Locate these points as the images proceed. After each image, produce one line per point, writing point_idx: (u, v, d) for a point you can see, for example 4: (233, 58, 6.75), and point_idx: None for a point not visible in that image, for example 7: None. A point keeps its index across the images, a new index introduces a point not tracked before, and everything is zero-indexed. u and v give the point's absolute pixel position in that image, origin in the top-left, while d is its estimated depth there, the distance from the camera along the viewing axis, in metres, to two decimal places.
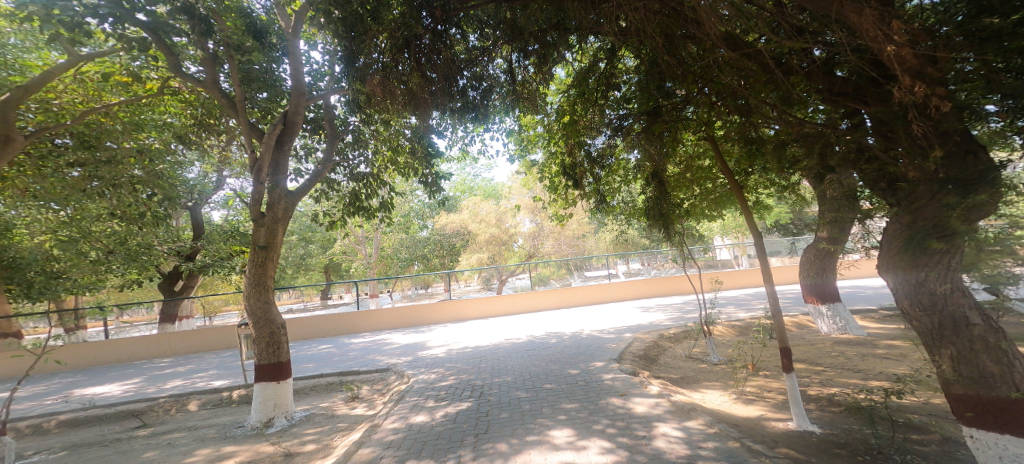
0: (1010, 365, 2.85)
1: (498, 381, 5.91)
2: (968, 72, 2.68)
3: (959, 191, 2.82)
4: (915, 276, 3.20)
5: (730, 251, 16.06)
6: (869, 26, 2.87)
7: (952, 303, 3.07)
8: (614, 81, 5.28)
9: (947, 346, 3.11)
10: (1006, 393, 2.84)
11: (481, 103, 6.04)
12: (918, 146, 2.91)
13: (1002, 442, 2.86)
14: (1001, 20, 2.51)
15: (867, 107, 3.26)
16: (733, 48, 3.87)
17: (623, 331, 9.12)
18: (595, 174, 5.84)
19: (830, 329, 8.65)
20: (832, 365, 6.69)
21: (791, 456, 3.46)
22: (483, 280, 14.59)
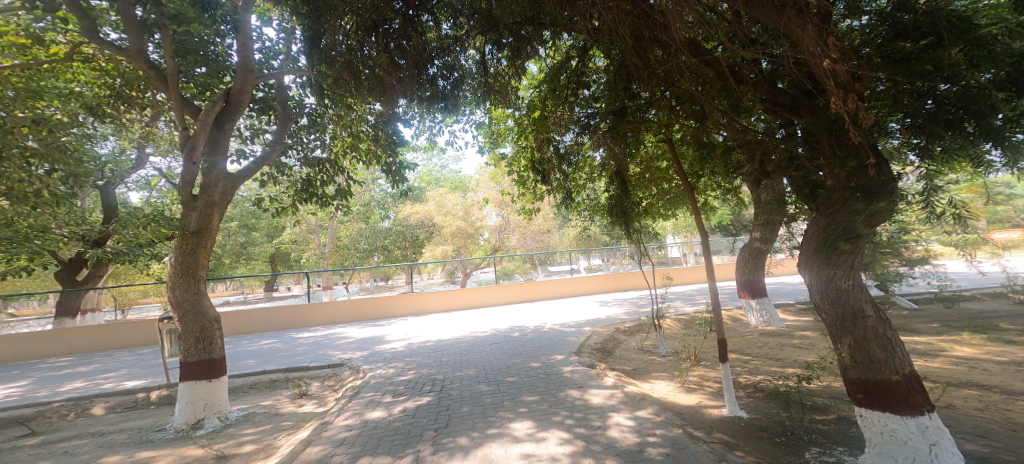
0: (893, 351, 3.23)
1: (459, 374, 5.89)
2: (881, 92, 3.09)
3: (866, 198, 3.24)
4: (826, 272, 3.52)
5: (679, 249, 17.11)
6: (809, 41, 3.15)
7: (853, 297, 3.41)
8: (583, 80, 5.35)
9: (846, 336, 3.42)
10: (889, 376, 3.20)
11: (448, 92, 5.94)
12: (839, 157, 3.28)
13: (883, 420, 3.23)
14: (912, 44, 2.94)
15: (799, 119, 3.55)
16: (694, 53, 4.05)
17: (583, 325, 9.43)
18: (562, 171, 5.93)
19: (757, 322, 9.38)
20: (758, 354, 7.31)
21: (725, 440, 3.74)
22: (447, 272, 14.45)
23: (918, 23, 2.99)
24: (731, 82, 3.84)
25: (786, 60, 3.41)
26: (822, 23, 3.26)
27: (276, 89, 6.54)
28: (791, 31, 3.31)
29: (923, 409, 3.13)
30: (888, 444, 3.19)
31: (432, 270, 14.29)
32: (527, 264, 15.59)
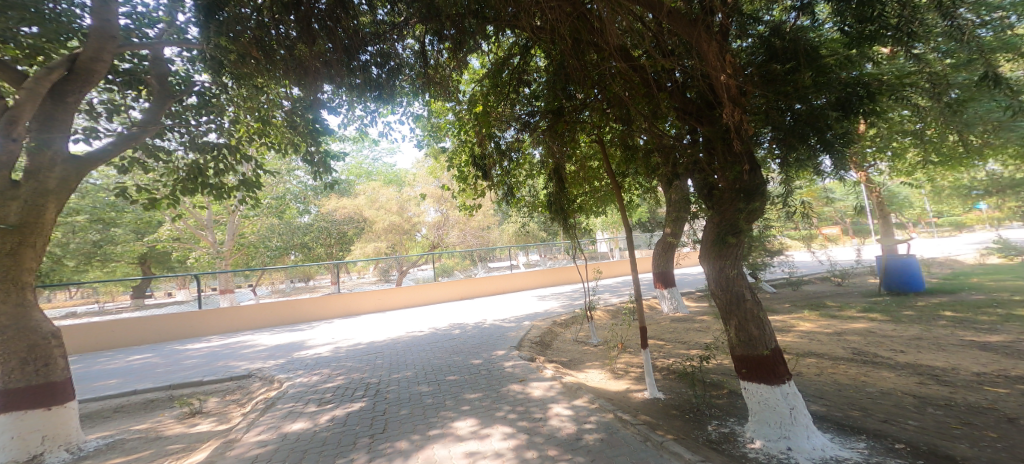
0: (765, 329, 3.71)
1: (397, 377, 5.63)
2: (758, 107, 3.85)
3: (746, 198, 3.66)
4: (718, 262, 3.91)
5: (607, 244, 18.28)
6: (712, 57, 3.53)
7: (737, 284, 3.81)
8: (525, 78, 5.43)
9: (732, 318, 3.82)
10: (761, 351, 3.68)
11: (383, 81, 5.67)
12: (730, 162, 3.72)
13: (758, 390, 3.67)
14: (780, 68, 3.86)
15: (702, 126, 3.95)
16: (624, 59, 4.31)
17: (523, 319, 9.54)
18: (503, 167, 5.90)
19: (669, 309, 10.30)
20: (669, 339, 8.06)
21: (649, 421, 4.06)
22: (381, 272, 13.69)
23: (786, 49, 3.91)
24: (652, 89, 4.22)
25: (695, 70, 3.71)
26: (721, 42, 3.74)
27: (152, 61, 5.69)
28: (699, 46, 3.67)
29: (786, 379, 3.63)
30: (765, 412, 3.62)
31: (365, 269, 13.38)
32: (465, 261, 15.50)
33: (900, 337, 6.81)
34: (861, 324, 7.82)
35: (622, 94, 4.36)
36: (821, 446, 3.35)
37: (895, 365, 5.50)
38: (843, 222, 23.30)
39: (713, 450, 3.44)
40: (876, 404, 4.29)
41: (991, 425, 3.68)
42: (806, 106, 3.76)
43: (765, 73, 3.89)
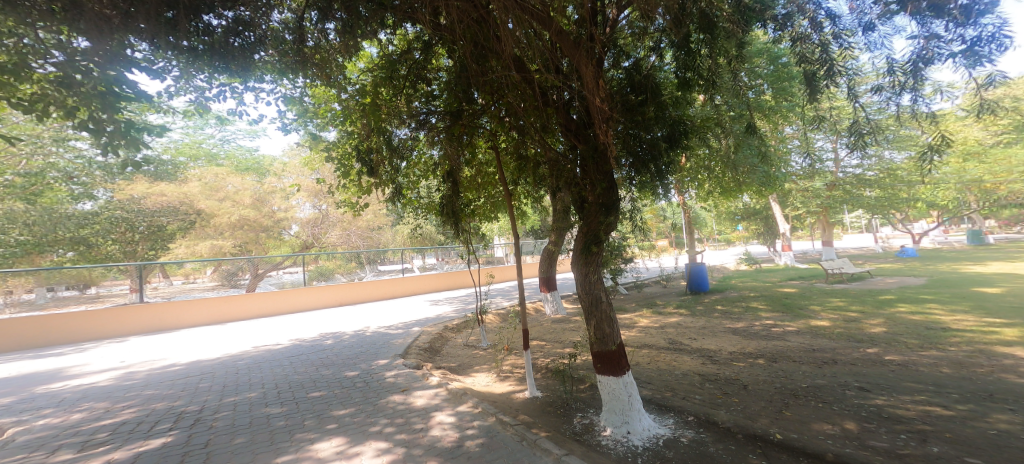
0: (614, 327, 4.14)
1: (234, 400, 4.83)
2: (619, 131, 4.36)
3: (605, 211, 4.13)
4: (584, 269, 4.22)
5: (503, 250, 18.88)
6: (589, 82, 3.90)
7: (597, 287, 4.16)
8: (425, 75, 5.24)
9: (592, 318, 4.14)
10: (609, 346, 4.09)
11: (249, 55, 5.19)
12: (598, 179, 4.11)
13: (608, 384, 4.03)
14: (634, 99, 4.50)
15: (579, 145, 4.27)
16: (521, 70, 4.46)
17: (410, 325, 9.19)
18: (394, 165, 5.61)
19: (551, 312, 10.96)
20: (549, 339, 8.56)
21: (528, 420, 4.22)
22: (222, 275, 11.74)
23: (644, 85, 4.56)
24: (541, 104, 4.41)
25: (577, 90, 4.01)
26: (597, 66, 4.13)
27: None
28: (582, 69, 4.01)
29: (627, 370, 4.09)
30: (613, 401, 4.01)
31: (197, 272, 11.17)
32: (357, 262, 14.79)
33: (694, 327, 8.32)
34: (674, 318, 9.32)
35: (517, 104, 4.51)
36: (649, 426, 3.92)
37: (691, 350, 6.62)
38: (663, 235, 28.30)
39: (577, 442, 3.72)
40: (680, 383, 5.10)
41: (736, 391, 4.76)
42: (649, 136, 4.49)
43: (624, 102, 4.44)
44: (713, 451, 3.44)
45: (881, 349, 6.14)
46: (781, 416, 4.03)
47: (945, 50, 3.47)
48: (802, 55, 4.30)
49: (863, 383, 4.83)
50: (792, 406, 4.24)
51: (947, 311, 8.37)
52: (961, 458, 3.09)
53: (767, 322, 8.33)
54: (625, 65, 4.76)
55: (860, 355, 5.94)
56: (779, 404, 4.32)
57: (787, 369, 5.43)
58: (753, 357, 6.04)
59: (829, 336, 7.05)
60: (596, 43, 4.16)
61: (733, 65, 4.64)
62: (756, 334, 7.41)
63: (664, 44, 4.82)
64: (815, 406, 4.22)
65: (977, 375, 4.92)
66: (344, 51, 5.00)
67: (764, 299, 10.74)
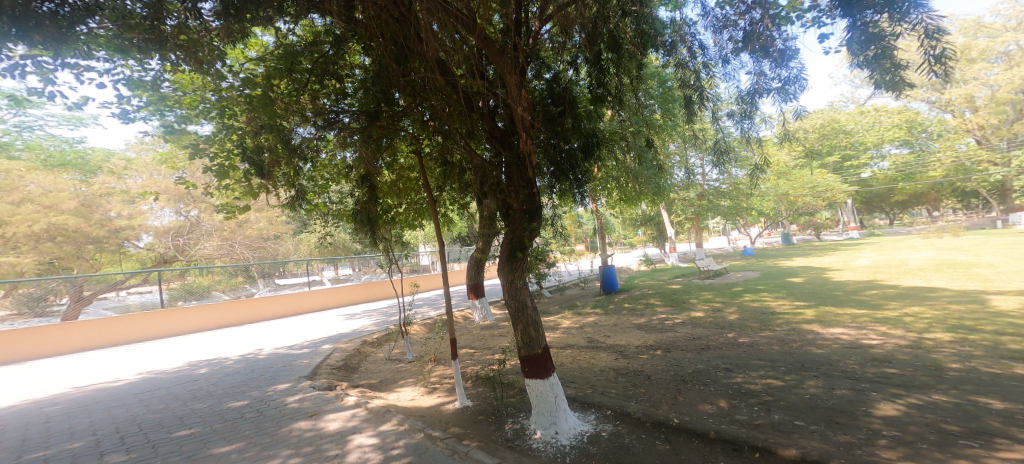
0: (540, 330, 4.17)
1: (61, 451, 3.88)
2: (540, 141, 4.54)
3: (528, 217, 4.17)
4: (509, 275, 4.21)
5: (429, 257, 18.60)
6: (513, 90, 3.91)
7: (522, 293, 4.18)
8: (335, 71, 4.86)
9: (519, 322, 4.13)
10: (535, 350, 4.11)
11: (64, 27, 4.00)
12: (522, 186, 4.12)
13: (536, 387, 4.04)
14: (555, 110, 4.65)
15: (503, 152, 4.27)
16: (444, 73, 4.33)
17: (318, 343, 8.48)
18: (296, 166, 5.15)
19: (479, 318, 10.87)
20: (477, 346, 8.46)
21: (459, 432, 4.07)
22: (18, 300, 9.26)
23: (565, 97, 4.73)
24: (466, 108, 4.32)
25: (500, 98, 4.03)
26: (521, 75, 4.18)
27: None
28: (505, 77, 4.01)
29: (552, 372, 4.13)
30: (540, 403, 4.02)
31: None
32: (246, 276, 13.07)
33: (607, 325, 8.78)
34: (591, 317, 9.78)
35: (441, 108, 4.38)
36: (574, 424, 3.99)
37: (605, 347, 6.94)
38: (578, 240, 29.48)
39: (509, 449, 3.66)
40: (597, 380, 5.29)
41: (643, 381, 5.07)
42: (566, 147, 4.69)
43: (545, 112, 4.56)
44: (629, 442, 3.62)
45: (736, 333, 7.04)
46: (675, 401, 4.37)
47: (767, 87, 4.37)
48: (682, 80, 4.84)
49: (755, 363, 5.45)
50: (684, 391, 4.64)
51: (782, 296, 9.97)
52: (796, 424, 3.67)
53: (661, 315, 9.11)
54: (546, 78, 4.91)
55: (722, 339, 6.77)
56: (675, 390, 4.71)
57: (678, 357, 5.93)
58: (655, 349, 6.53)
59: (703, 325, 7.88)
60: (519, 53, 4.21)
61: (632, 86, 4.96)
62: (653, 327, 8.06)
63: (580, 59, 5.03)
64: (702, 389, 4.66)
65: (794, 349, 5.94)
66: (228, 36, 4.30)
67: (662, 294, 11.83)
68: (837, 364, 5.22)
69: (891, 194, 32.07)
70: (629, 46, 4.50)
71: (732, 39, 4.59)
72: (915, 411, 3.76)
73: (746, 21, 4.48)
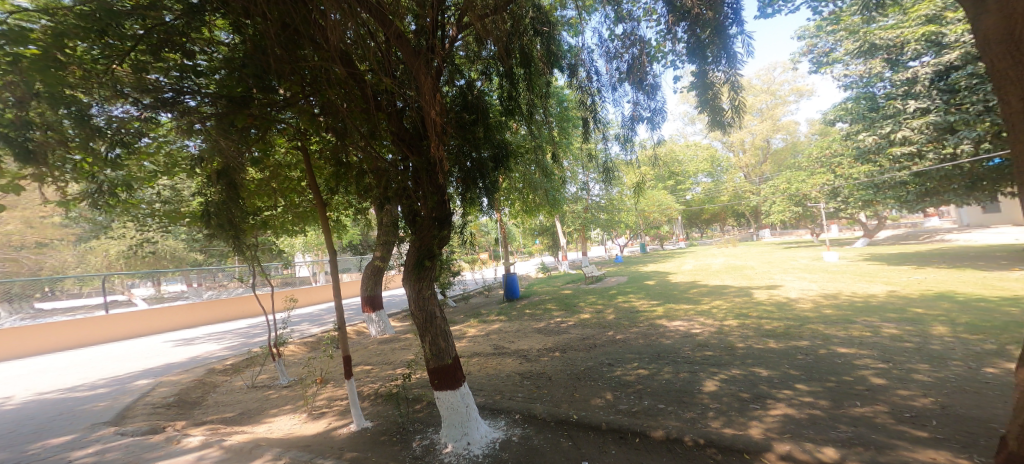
0: (451, 341, 3.77)
1: None
2: (451, 148, 4.21)
3: (438, 225, 3.78)
4: (416, 285, 3.73)
5: (310, 269, 16.60)
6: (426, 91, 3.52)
7: (431, 303, 3.75)
8: (185, 45, 3.63)
9: (426, 334, 3.68)
10: (446, 361, 3.69)
11: None
12: (431, 192, 3.75)
13: (447, 400, 3.62)
14: (467, 118, 4.28)
15: (411, 156, 3.80)
16: (344, 63, 3.64)
17: (130, 379, 6.73)
18: (109, 156, 3.87)
19: (376, 332, 9.92)
20: (376, 362, 7.61)
21: (355, 459, 3.45)
22: None
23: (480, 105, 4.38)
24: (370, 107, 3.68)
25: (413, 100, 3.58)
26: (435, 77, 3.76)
27: None
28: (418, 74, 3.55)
29: (464, 381, 3.76)
30: (452, 416, 3.61)
31: None
32: None
33: (510, 331, 8.65)
34: (496, 325, 9.53)
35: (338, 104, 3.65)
36: (486, 432, 3.68)
37: (510, 353, 6.74)
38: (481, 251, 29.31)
39: None
40: (502, 386, 5.02)
41: (546, 383, 4.93)
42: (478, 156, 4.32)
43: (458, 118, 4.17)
44: (540, 444, 3.43)
45: (615, 331, 7.40)
46: (573, 398, 4.30)
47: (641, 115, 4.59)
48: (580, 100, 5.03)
49: (653, 354, 5.68)
50: (579, 387, 4.61)
51: (646, 296, 10.92)
52: (660, 407, 3.90)
53: (556, 319, 9.25)
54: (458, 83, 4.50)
55: (606, 336, 7.04)
56: (571, 388, 4.64)
57: (573, 357, 5.97)
58: (552, 351, 6.50)
59: (592, 325, 8.14)
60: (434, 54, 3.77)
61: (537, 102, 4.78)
62: (549, 330, 8.14)
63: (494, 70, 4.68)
64: (594, 384, 4.68)
65: (651, 342, 6.37)
66: None
67: (556, 299, 12.16)
68: (678, 351, 5.74)
69: (700, 217, 35.57)
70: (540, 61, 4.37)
71: (619, 69, 4.67)
72: (732, 385, 4.29)
73: (630, 55, 4.60)
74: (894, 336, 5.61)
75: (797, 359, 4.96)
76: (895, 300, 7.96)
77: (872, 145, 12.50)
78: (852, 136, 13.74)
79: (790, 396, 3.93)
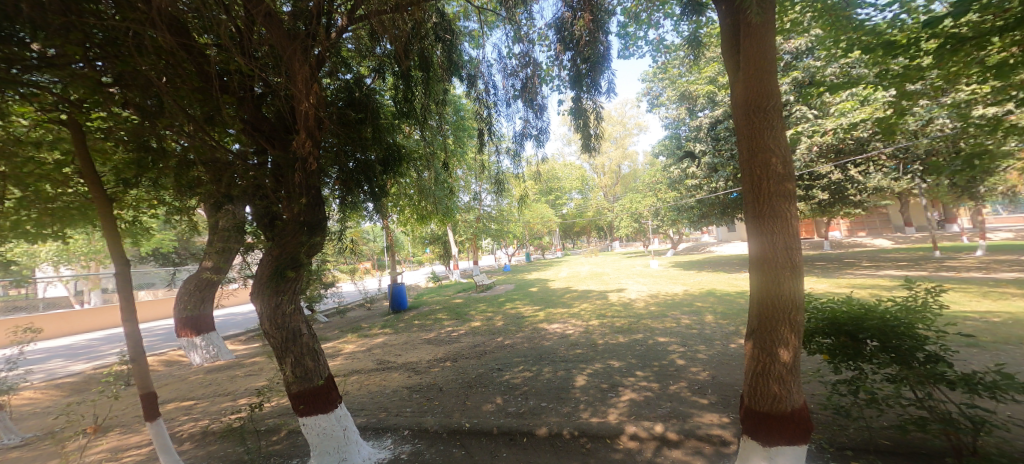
0: (320, 361, 3.43)
1: None
2: (329, 145, 3.79)
3: (308, 231, 3.38)
4: (273, 300, 3.30)
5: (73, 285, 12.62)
6: (299, 79, 3.02)
7: (294, 321, 3.35)
8: None
9: (289, 354, 3.28)
10: (316, 382, 3.34)
11: None
12: (295, 192, 3.25)
13: (318, 421, 3.30)
14: (353, 116, 3.88)
15: (272, 149, 3.32)
16: (174, 33, 2.86)
17: None
18: None
19: (201, 361, 7.92)
20: (210, 390, 6.25)
21: None
22: None
23: (364, 101, 3.96)
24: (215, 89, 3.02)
25: (276, 86, 3.11)
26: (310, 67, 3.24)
27: None
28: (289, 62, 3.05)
29: (338, 401, 3.47)
30: (325, 441, 3.29)
31: None
32: None
33: (398, 344, 8.18)
34: (380, 339, 8.91)
35: (155, 79, 2.70)
36: (368, 453, 3.47)
37: (397, 367, 6.35)
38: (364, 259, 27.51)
39: None
40: (390, 402, 4.66)
41: (437, 394, 4.73)
42: (361, 156, 4.14)
43: (340, 114, 3.78)
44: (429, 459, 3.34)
45: (503, 336, 7.49)
46: (465, 407, 4.22)
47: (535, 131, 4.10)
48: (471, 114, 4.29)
49: (549, 356, 5.82)
50: (471, 395, 4.52)
51: (530, 303, 11.40)
52: (543, 405, 4.07)
53: (449, 329, 8.87)
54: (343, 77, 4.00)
55: (494, 342, 7.05)
56: (462, 396, 4.55)
57: (464, 365, 5.81)
58: (443, 362, 6.20)
59: (485, 332, 8.08)
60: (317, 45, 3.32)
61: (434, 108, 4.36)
62: (441, 340, 7.89)
63: (387, 69, 4.16)
64: (485, 390, 4.63)
65: (536, 344, 6.65)
66: None
67: (448, 310, 11.72)
68: (555, 351, 6.10)
69: (573, 230, 39.01)
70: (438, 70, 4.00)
71: (513, 86, 4.26)
72: (596, 378, 4.73)
73: (526, 73, 4.21)
74: (689, 325, 6.92)
75: (636, 350, 5.75)
76: (689, 295, 9.86)
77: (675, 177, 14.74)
78: (665, 169, 15.88)
79: (635, 382, 4.49)
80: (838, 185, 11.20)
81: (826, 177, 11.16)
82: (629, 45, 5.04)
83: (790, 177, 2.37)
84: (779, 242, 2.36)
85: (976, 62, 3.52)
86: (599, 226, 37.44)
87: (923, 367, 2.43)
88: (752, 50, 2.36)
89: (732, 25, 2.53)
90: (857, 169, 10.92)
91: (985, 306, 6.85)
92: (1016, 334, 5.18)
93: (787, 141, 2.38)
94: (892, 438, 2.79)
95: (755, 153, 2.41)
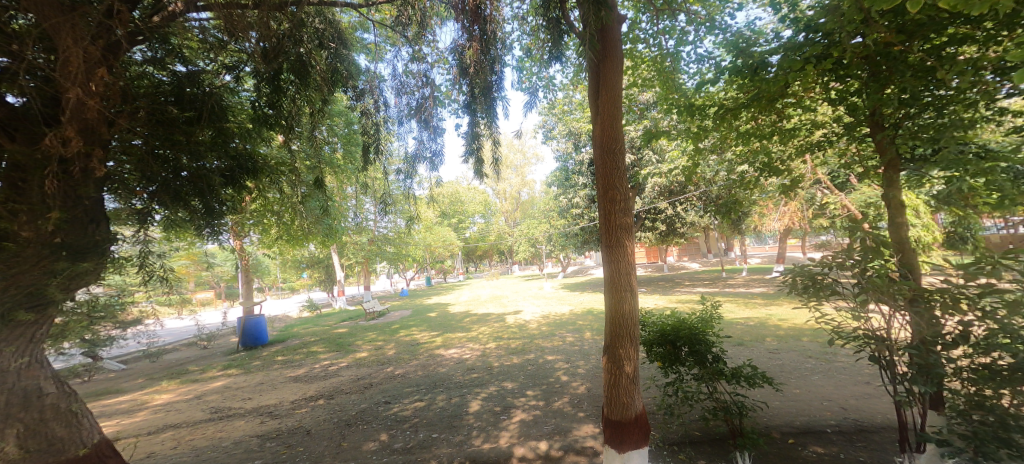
0: (77, 425, 2.98)
1: None
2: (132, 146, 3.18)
3: (69, 258, 2.85)
4: None
5: None
6: (73, 60, 2.47)
7: (24, 377, 2.84)
8: None
9: (12, 424, 2.70)
10: (75, 452, 2.89)
11: None
12: (45, 204, 2.68)
13: None
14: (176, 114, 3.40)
15: (11, 143, 2.68)
16: None
17: None
18: None
19: None
20: None
21: None
22: None
23: (193, 98, 3.47)
24: None
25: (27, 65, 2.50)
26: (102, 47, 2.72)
27: None
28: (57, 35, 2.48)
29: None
30: None
31: None
32: None
33: (248, 386, 6.52)
34: (219, 381, 6.94)
35: None
36: None
37: (242, 413, 5.13)
38: (214, 285, 23.09)
39: None
40: (227, 457, 3.75)
41: (300, 439, 4.08)
42: (194, 164, 3.57)
43: (156, 109, 3.17)
44: None
45: (394, 366, 7.07)
46: (340, 450, 3.79)
47: (432, 149, 4.14)
48: (363, 129, 4.09)
49: (444, 384, 5.65)
50: (349, 434, 4.12)
51: (428, 329, 11.01)
52: (434, 436, 3.94)
53: (326, 362, 7.94)
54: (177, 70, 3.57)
55: (384, 373, 6.62)
56: (339, 437, 4.10)
57: (343, 402, 5.23)
58: (314, 399, 5.45)
59: (369, 363, 7.51)
60: (112, 21, 2.76)
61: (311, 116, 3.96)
62: (314, 376, 6.82)
63: (248, 68, 3.72)
64: (368, 427, 4.28)
65: (431, 371, 6.49)
66: None
67: (321, 341, 10.43)
68: (453, 377, 5.99)
69: (470, 253, 38.95)
70: (316, 79, 3.71)
71: (409, 105, 4.28)
72: (489, 402, 4.78)
73: (422, 94, 4.27)
74: (573, 342, 7.42)
75: (528, 369, 5.97)
76: (574, 315, 10.49)
77: (563, 206, 16.20)
78: (556, 197, 16.84)
79: (525, 403, 4.63)
80: (670, 218, 13.23)
81: (664, 212, 13.09)
82: (525, 77, 5.39)
83: (630, 212, 2.78)
84: (623, 268, 2.72)
85: (735, 130, 4.20)
86: (500, 250, 38.22)
87: (712, 365, 2.94)
88: (608, 100, 2.75)
89: (596, 67, 2.89)
90: (681, 206, 13.03)
91: (745, 313, 8.60)
92: (762, 333, 6.81)
93: (629, 178, 2.77)
94: (701, 429, 3.41)
95: (606, 190, 2.76)
